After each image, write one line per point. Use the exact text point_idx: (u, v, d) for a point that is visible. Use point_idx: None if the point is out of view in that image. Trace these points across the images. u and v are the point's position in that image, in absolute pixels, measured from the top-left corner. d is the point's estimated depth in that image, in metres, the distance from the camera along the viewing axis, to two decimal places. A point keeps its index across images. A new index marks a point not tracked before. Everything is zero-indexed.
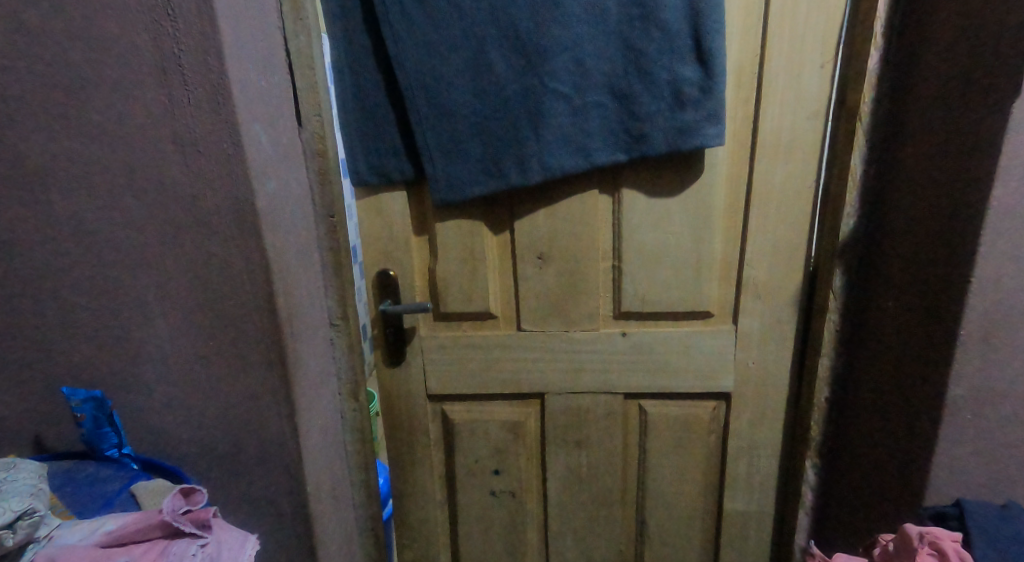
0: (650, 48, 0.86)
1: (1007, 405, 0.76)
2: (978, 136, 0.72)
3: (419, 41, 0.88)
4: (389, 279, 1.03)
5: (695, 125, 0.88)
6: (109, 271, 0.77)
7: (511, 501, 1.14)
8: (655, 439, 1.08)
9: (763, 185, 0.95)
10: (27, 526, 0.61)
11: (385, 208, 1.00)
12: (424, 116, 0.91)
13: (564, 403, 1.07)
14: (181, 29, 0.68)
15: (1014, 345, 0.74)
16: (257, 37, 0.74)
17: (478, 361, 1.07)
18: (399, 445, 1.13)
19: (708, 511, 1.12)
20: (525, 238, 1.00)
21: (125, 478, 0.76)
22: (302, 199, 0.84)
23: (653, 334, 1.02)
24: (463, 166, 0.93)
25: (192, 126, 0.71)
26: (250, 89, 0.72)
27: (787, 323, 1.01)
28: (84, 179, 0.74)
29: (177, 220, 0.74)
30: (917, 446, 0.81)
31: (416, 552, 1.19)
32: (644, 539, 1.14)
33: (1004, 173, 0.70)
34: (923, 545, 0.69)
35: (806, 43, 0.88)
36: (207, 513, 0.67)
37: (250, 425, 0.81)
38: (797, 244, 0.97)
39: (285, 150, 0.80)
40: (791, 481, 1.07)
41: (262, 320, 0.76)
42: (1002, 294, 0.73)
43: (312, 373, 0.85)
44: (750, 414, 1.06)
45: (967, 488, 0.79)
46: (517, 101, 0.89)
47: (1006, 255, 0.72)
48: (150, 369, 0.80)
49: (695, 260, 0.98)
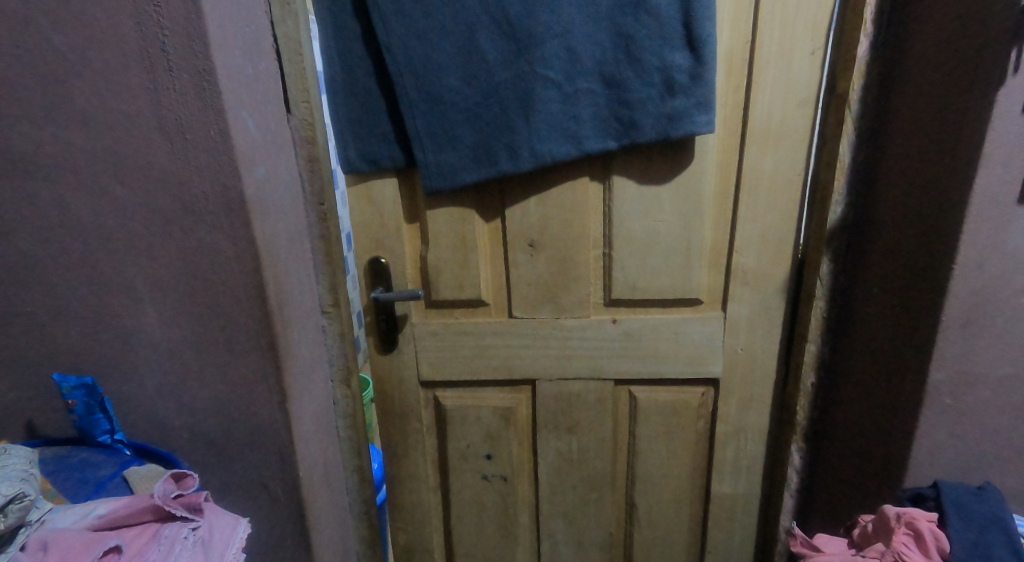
0: (641, 34, 0.86)
1: (986, 389, 0.78)
2: (962, 124, 0.73)
3: (409, 27, 0.88)
4: (380, 267, 1.04)
5: (686, 113, 0.88)
6: (98, 259, 0.76)
7: (503, 485, 1.15)
8: (645, 425, 1.09)
9: (753, 173, 0.95)
10: (19, 510, 0.60)
11: (375, 196, 1.00)
12: (414, 103, 0.91)
13: (555, 390, 1.09)
14: (166, 15, 0.67)
15: (993, 331, 0.76)
16: (242, 22, 0.73)
17: (470, 347, 1.08)
18: (392, 430, 1.14)
19: (697, 493, 1.14)
20: (516, 226, 1.00)
21: (118, 464, 0.77)
22: (292, 186, 0.83)
23: (643, 321, 1.03)
24: (454, 154, 0.93)
25: (179, 113, 0.70)
26: (238, 76, 0.72)
27: (775, 309, 1.02)
28: (69, 166, 0.73)
29: (164, 208, 0.74)
30: (899, 428, 0.83)
31: (409, 537, 1.20)
32: (633, 521, 1.16)
33: (987, 162, 0.71)
34: (900, 525, 0.72)
35: (797, 29, 0.88)
36: (198, 497, 0.69)
37: (243, 411, 0.81)
38: (787, 231, 0.97)
39: (274, 138, 0.79)
40: (777, 464, 1.10)
41: (252, 307, 0.77)
42: (983, 280, 0.74)
43: (304, 361, 0.85)
44: (738, 399, 1.07)
45: (945, 469, 0.82)
46: (508, 88, 0.89)
47: (989, 243, 0.73)
48: (142, 357, 0.80)
49: (685, 247, 0.99)
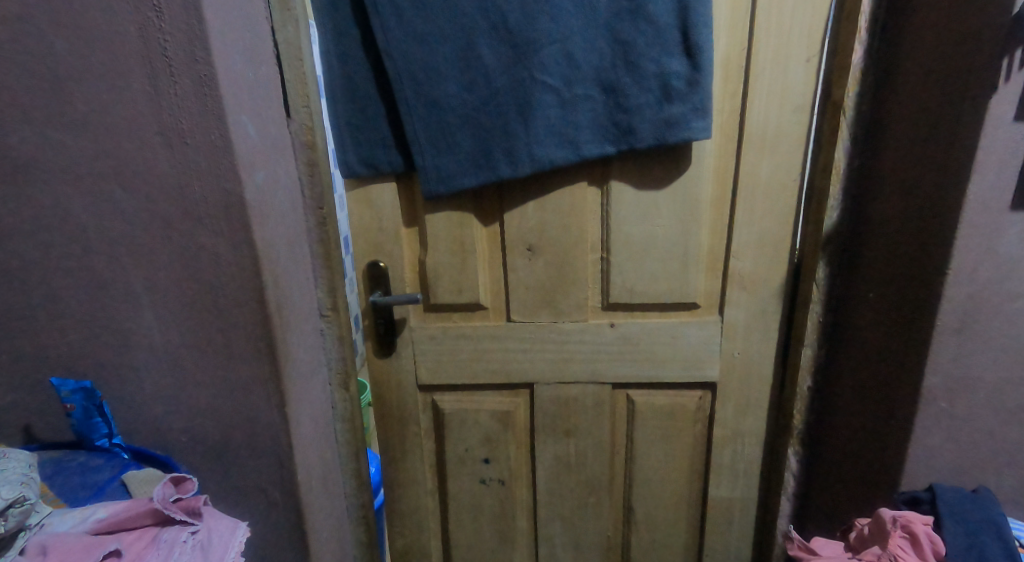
0: (639, 41, 0.87)
1: (980, 393, 0.78)
2: (956, 131, 0.74)
3: (409, 32, 0.88)
4: (379, 270, 1.04)
5: (683, 119, 0.89)
6: (97, 263, 0.77)
7: (502, 489, 1.15)
8: (642, 429, 1.10)
9: (750, 178, 0.96)
10: (19, 513, 0.61)
11: (374, 200, 1.00)
12: (413, 107, 0.91)
13: (553, 394, 1.09)
14: (168, 21, 0.68)
15: (987, 335, 0.76)
16: (243, 27, 0.74)
17: (468, 351, 1.08)
18: (390, 434, 1.14)
19: (694, 496, 1.14)
20: (514, 230, 1.00)
21: (116, 468, 0.77)
22: (291, 191, 0.84)
23: (640, 325, 1.04)
24: (453, 158, 0.93)
25: (179, 118, 0.71)
26: (238, 81, 0.72)
27: (771, 314, 1.02)
28: (69, 170, 0.73)
29: (164, 213, 0.74)
30: (895, 431, 0.84)
31: (407, 540, 1.20)
32: (631, 525, 1.16)
33: (980, 168, 0.72)
34: (895, 528, 0.72)
35: (793, 37, 0.89)
36: (197, 501, 0.69)
37: (242, 415, 0.81)
38: (784, 235, 0.98)
39: (274, 142, 0.79)
40: (774, 467, 1.10)
41: (252, 311, 0.77)
42: (977, 285, 0.75)
43: (303, 365, 0.86)
44: (736, 403, 1.08)
45: (941, 473, 0.82)
46: (506, 94, 0.90)
47: (982, 249, 0.74)
48: (140, 361, 0.80)
49: (683, 251, 1.00)
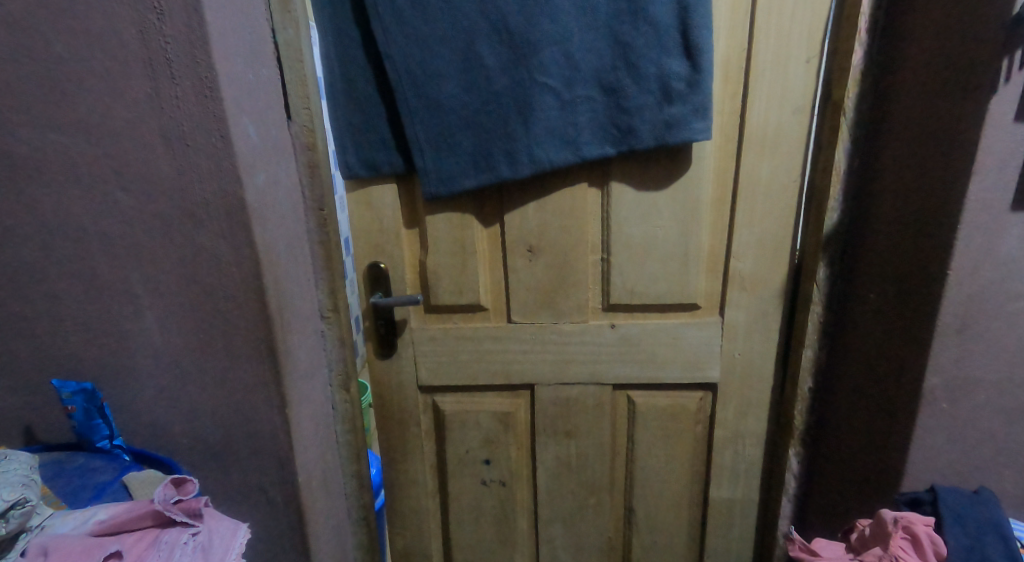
0: (638, 42, 0.87)
1: (981, 394, 0.79)
2: (957, 130, 0.74)
3: (409, 33, 0.88)
4: (379, 271, 1.04)
5: (683, 119, 0.89)
6: (98, 265, 0.77)
7: (502, 490, 1.15)
8: (643, 429, 1.10)
9: (750, 178, 0.96)
10: (20, 515, 0.61)
11: (375, 201, 1.00)
12: (413, 108, 0.91)
13: (554, 394, 1.09)
14: (169, 23, 0.68)
15: (987, 336, 0.76)
16: (244, 29, 0.74)
17: (468, 352, 1.08)
18: (390, 435, 1.14)
19: (695, 497, 1.14)
20: (514, 231, 1.00)
21: (117, 470, 0.77)
22: (292, 193, 0.84)
23: (641, 325, 1.04)
24: (453, 159, 0.94)
25: (180, 120, 0.71)
26: (239, 83, 0.73)
27: (772, 314, 1.02)
28: (69, 172, 0.73)
29: (165, 214, 0.74)
30: (896, 431, 0.84)
31: (407, 542, 1.20)
32: (632, 526, 1.16)
33: (981, 169, 0.72)
34: (897, 529, 0.72)
35: (793, 38, 0.89)
36: (198, 502, 0.69)
37: (243, 417, 0.81)
38: (784, 236, 0.98)
39: (274, 144, 0.80)
40: (775, 468, 1.10)
41: (253, 313, 0.77)
42: (977, 286, 0.75)
43: (304, 367, 0.86)
44: (736, 404, 1.08)
45: (941, 473, 0.82)
46: (507, 95, 0.90)
47: (982, 250, 0.74)
48: (141, 362, 0.80)
49: (683, 252, 1.00)
